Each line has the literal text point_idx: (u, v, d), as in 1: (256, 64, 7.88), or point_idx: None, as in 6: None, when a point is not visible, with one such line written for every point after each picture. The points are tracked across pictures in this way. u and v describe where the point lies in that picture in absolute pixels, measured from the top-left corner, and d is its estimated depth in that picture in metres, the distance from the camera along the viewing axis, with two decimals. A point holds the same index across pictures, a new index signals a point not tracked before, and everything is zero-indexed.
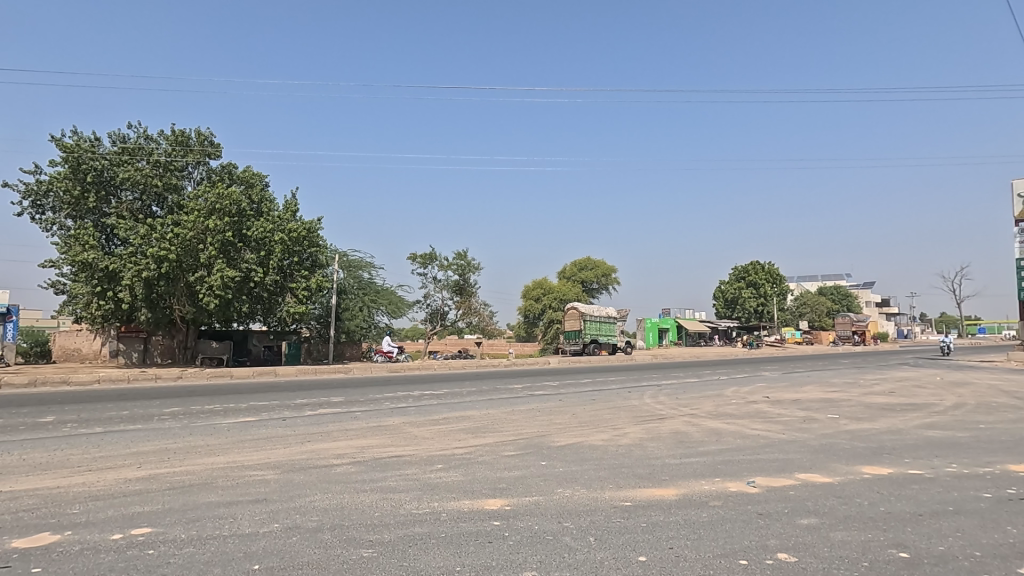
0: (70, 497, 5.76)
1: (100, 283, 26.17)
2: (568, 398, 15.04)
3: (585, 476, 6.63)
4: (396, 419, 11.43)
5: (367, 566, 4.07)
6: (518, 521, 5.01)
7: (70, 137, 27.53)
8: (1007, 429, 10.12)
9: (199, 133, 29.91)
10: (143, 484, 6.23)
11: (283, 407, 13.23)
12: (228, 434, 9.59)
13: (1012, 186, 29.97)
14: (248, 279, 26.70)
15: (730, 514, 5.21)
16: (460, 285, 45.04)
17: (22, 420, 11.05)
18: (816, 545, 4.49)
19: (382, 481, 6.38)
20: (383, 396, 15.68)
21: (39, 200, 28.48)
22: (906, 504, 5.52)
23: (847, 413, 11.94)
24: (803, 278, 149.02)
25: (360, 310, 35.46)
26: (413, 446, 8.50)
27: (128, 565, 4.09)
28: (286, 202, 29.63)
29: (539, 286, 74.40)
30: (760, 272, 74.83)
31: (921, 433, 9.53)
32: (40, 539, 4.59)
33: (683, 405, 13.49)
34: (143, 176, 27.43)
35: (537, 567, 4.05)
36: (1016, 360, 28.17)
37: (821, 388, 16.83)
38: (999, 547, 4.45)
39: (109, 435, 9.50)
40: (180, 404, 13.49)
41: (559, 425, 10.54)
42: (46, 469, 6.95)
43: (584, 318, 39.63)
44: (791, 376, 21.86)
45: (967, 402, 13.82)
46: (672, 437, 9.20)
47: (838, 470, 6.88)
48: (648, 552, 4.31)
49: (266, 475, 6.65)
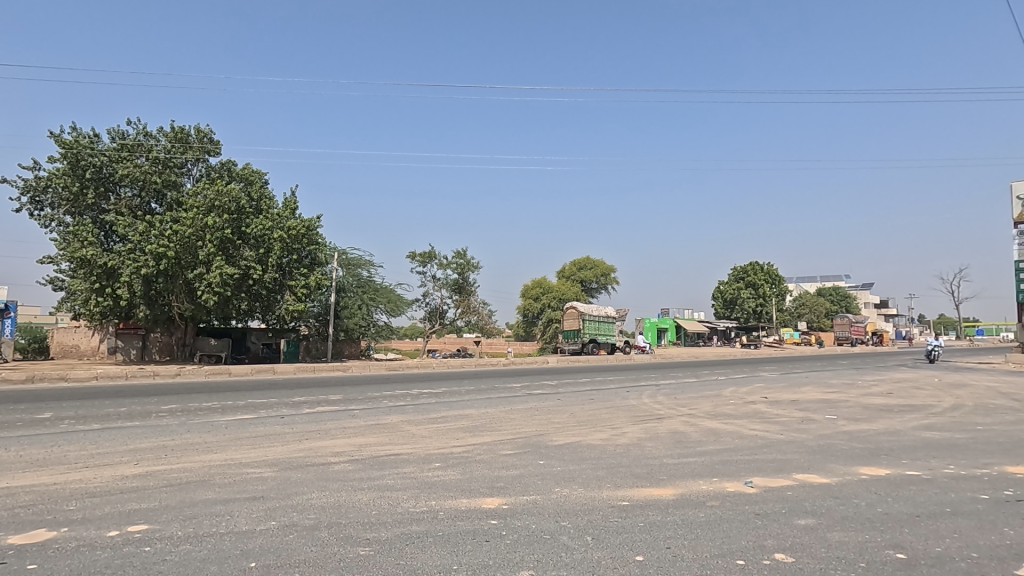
0: (66, 494, 5.74)
1: (99, 280, 26.12)
2: (567, 397, 15.07)
3: (583, 476, 6.61)
4: (394, 417, 11.41)
5: (364, 566, 4.05)
6: (516, 520, 5.00)
7: (69, 133, 27.47)
8: (1005, 430, 10.15)
9: (199, 130, 29.96)
10: (140, 480, 6.22)
11: (281, 404, 13.24)
12: (225, 431, 9.57)
13: (1011, 188, 29.98)
14: (247, 277, 26.73)
15: (728, 514, 5.21)
16: (458, 284, 44.99)
17: (20, 417, 10.99)
18: (813, 545, 4.49)
19: (379, 480, 6.36)
20: (381, 395, 15.66)
21: (38, 196, 28.42)
22: (903, 505, 5.52)
23: (845, 414, 11.98)
24: (803, 278, 149.50)
25: (360, 308, 35.51)
26: (411, 445, 8.46)
27: (125, 562, 4.08)
28: (286, 199, 29.68)
29: (539, 286, 74.66)
30: (759, 272, 74.96)
31: (919, 434, 9.55)
32: (37, 536, 4.57)
33: (682, 404, 13.50)
34: (143, 172, 27.30)
35: (533, 567, 4.04)
36: (1016, 361, 28.26)
37: (820, 389, 16.90)
38: (997, 549, 4.44)
39: (106, 432, 9.46)
40: (177, 402, 13.45)
41: (558, 425, 10.53)
42: (41, 466, 6.94)
43: (584, 317, 39.69)
44: (790, 376, 21.94)
45: (965, 403, 13.86)
46: (671, 437, 9.20)
47: (836, 471, 6.89)
48: (645, 552, 4.30)
49: (264, 472, 6.64)
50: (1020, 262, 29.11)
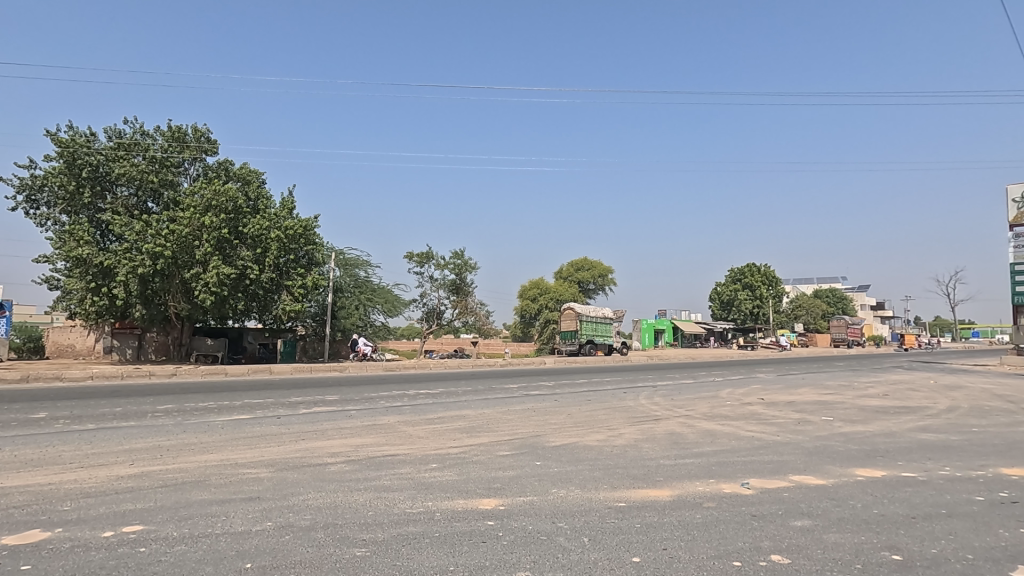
0: (62, 494, 5.72)
1: (94, 280, 25.98)
2: (564, 398, 15.11)
3: (580, 477, 6.63)
4: (391, 418, 11.34)
5: (359, 567, 4.03)
6: (512, 521, 5.00)
7: (65, 132, 27.29)
8: (1001, 432, 10.17)
9: (197, 129, 29.80)
10: (136, 481, 6.20)
11: (278, 404, 13.25)
12: (221, 431, 9.57)
13: (1008, 191, 30.05)
14: (244, 277, 26.78)
15: (725, 515, 5.23)
16: (457, 285, 45.00)
17: (15, 417, 10.93)
18: (809, 547, 4.49)
19: (375, 480, 6.37)
20: (379, 394, 15.74)
21: (33, 195, 28.28)
22: (900, 507, 5.52)
23: (841, 415, 12.01)
24: (800, 279, 150.25)
25: (357, 308, 35.52)
26: (407, 446, 8.42)
27: (119, 563, 4.06)
28: (283, 200, 29.64)
29: (536, 287, 74.89)
30: (757, 274, 75.27)
31: (916, 436, 9.55)
32: (30, 536, 4.56)
33: (678, 405, 13.60)
34: (139, 172, 27.20)
35: (530, 567, 4.04)
36: (1011, 365, 28.29)
37: (816, 391, 16.94)
38: (992, 551, 4.46)
39: (102, 431, 9.43)
40: (173, 401, 13.40)
41: (556, 425, 10.56)
42: (35, 466, 6.91)
43: (580, 318, 39.89)
44: (787, 378, 22.02)
45: (960, 405, 13.96)
46: (668, 438, 9.22)
47: (831, 472, 6.93)
48: (642, 552, 4.32)
49: (260, 473, 6.62)
50: (1015, 265, 29.25)
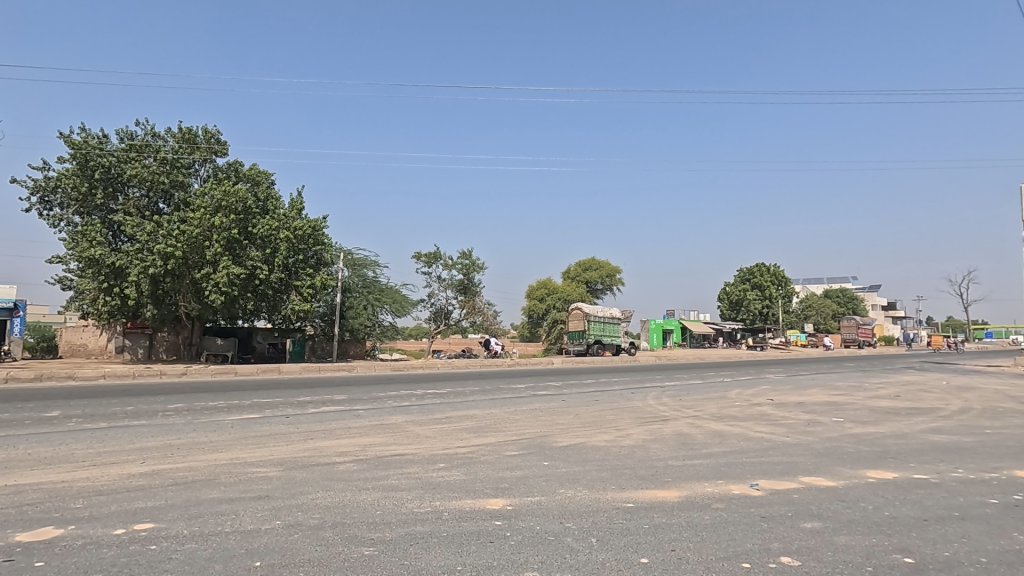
0: (73, 491, 5.77)
1: (107, 279, 26.22)
2: (572, 399, 15.08)
3: (587, 477, 6.62)
4: (398, 418, 11.35)
5: (367, 566, 4.04)
6: (519, 521, 4.99)
7: (79, 134, 27.61)
8: (1014, 433, 10.06)
9: (207, 130, 30.02)
10: (146, 479, 6.24)
11: (287, 404, 13.28)
12: (230, 430, 9.60)
13: None
14: (253, 276, 26.91)
15: (733, 516, 5.20)
16: (464, 285, 45.02)
17: (28, 416, 11.02)
18: (819, 549, 4.45)
19: (382, 480, 6.37)
20: (388, 394, 15.76)
21: (47, 196, 28.60)
22: (912, 510, 5.46)
23: (852, 416, 11.90)
24: (810, 279, 149.50)
25: (365, 308, 35.56)
26: (414, 446, 8.43)
27: (130, 560, 4.09)
28: (292, 200, 29.79)
29: (543, 287, 74.96)
30: (766, 274, 74.83)
31: (928, 438, 9.44)
32: (43, 533, 4.60)
33: (686, 406, 13.53)
34: (150, 173, 27.43)
35: (538, 568, 4.03)
36: None
37: (827, 392, 16.79)
38: (1005, 554, 4.41)
39: (114, 430, 9.49)
40: (183, 401, 13.44)
41: (564, 426, 10.52)
42: (48, 464, 6.97)
43: (588, 318, 39.75)
44: (796, 378, 21.91)
45: (973, 407, 13.77)
46: (676, 439, 9.19)
47: (841, 474, 6.86)
48: (650, 553, 4.30)
49: (269, 472, 6.66)
50: None
